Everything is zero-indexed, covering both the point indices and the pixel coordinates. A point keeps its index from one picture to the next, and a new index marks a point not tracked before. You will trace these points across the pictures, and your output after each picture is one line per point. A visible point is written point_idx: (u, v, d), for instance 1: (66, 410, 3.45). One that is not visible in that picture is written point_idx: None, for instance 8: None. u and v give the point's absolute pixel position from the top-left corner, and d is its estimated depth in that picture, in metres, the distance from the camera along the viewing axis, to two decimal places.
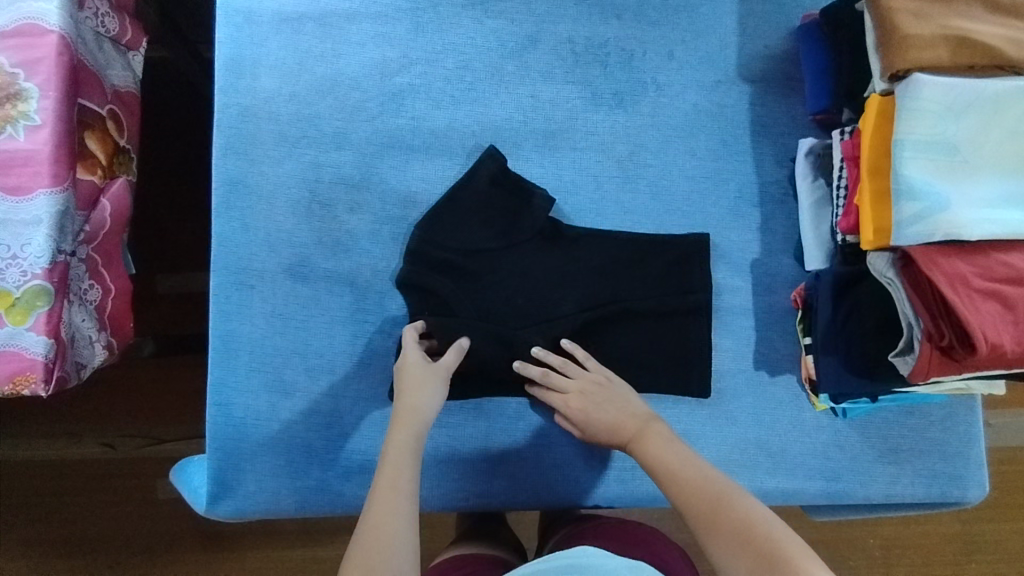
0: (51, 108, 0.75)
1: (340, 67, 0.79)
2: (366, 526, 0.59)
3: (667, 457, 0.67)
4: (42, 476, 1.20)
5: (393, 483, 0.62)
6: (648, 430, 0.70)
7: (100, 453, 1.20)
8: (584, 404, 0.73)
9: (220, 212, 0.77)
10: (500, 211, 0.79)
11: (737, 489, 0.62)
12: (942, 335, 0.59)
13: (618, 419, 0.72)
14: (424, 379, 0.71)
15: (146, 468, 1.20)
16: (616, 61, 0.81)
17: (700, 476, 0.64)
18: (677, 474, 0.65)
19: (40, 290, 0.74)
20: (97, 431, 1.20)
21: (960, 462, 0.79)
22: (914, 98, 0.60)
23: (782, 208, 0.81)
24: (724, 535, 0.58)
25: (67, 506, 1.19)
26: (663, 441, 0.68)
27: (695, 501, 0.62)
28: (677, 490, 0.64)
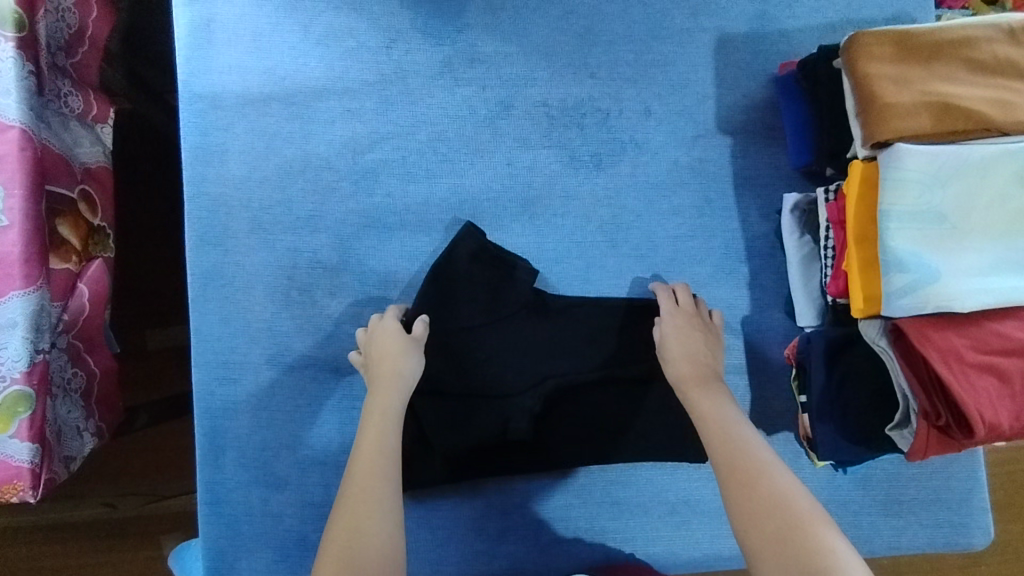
0: (18, 207, 0.72)
1: (311, 147, 0.77)
2: (346, 496, 0.62)
3: (720, 417, 0.67)
4: (42, 543, 1.19)
5: (379, 453, 0.65)
6: (708, 388, 0.70)
7: (100, 513, 1.19)
8: (676, 331, 0.73)
9: (198, 305, 0.75)
10: (483, 285, 0.77)
11: (786, 479, 0.61)
12: (939, 414, 0.58)
13: (695, 359, 0.72)
14: (403, 342, 0.71)
15: (149, 526, 1.20)
16: (592, 122, 0.79)
17: (746, 446, 0.64)
18: (729, 436, 0.65)
19: (20, 395, 0.72)
20: (95, 490, 1.19)
21: (965, 510, 0.78)
22: (899, 168, 0.59)
23: (771, 263, 0.79)
24: (751, 515, 0.58)
25: (72, 569, 1.19)
26: (720, 406, 0.68)
27: (735, 470, 0.62)
28: (721, 451, 0.64)
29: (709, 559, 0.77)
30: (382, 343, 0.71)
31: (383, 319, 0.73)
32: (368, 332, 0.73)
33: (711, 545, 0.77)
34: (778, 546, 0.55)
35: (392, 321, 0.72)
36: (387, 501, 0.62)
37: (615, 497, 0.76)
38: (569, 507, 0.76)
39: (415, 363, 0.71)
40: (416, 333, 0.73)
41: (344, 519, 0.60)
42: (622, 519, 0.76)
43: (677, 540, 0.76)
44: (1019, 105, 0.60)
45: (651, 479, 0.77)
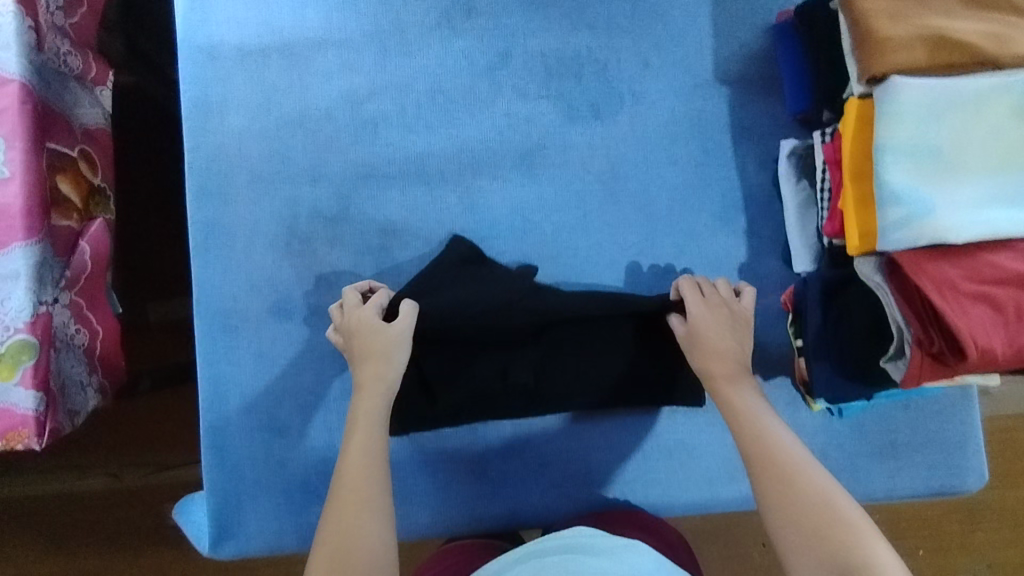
0: (19, 159, 0.73)
1: (309, 98, 0.77)
2: (335, 499, 0.61)
3: (752, 414, 0.66)
4: (48, 512, 1.20)
5: (365, 457, 0.63)
6: (737, 382, 0.69)
7: (105, 482, 1.21)
8: (701, 327, 0.71)
9: (199, 254, 0.76)
10: (469, 283, 0.75)
11: (819, 471, 0.61)
12: (933, 341, 0.59)
13: (724, 355, 0.70)
14: (391, 336, 0.69)
15: (154, 495, 1.21)
16: (590, 72, 0.79)
17: (780, 441, 0.63)
18: (762, 433, 0.64)
19: (24, 344, 0.73)
20: (101, 460, 1.21)
21: (960, 454, 0.79)
22: (894, 102, 0.60)
23: (768, 211, 0.80)
24: (787, 512, 0.58)
25: (78, 538, 1.20)
26: (751, 400, 0.67)
27: (770, 467, 0.61)
28: (754, 448, 0.63)
29: (705, 502, 0.79)
30: (362, 334, 0.69)
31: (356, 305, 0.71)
32: (346, 313, 0.71)
33: (707, 488, 0.78)
34: (815, 545, 0.56)
35: (373, 308, 0.70)
36: (378, 496, 0.61)
37: (612, 441, 0.78)
38: (568, 453, 0.78)
39: (401, 359, 0.70)
40: (404, 325, 0.70)
41: (334, 524, 0.59)
42: (620, 464, 0.78)
43: (673, 484, 0.78)
44: (1014, 40, 0.60)
45: (648, 424, 0.78)
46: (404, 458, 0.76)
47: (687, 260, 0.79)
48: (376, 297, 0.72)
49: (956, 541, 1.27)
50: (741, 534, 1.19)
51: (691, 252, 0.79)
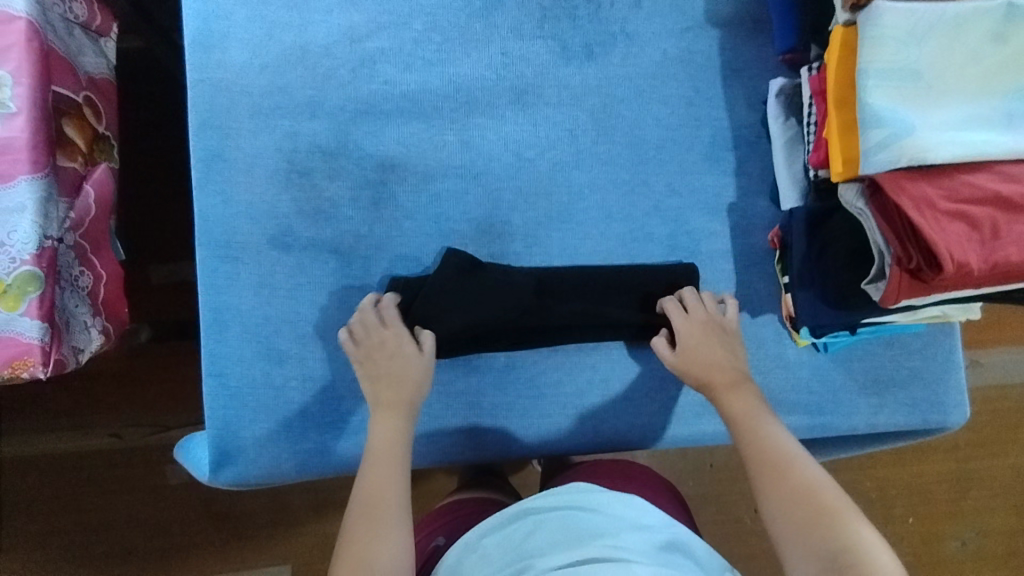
0: (25, 95, 0.74)
1: (309, 35, 0.79)
2: (358, 506, 0.66)
3: (748, 415, 0.70)
4: (49, 471, 1.21)
5: (393, 475, 0.68)
6: (737, 387, 0.72)
7: (107, 443, 1.21)
8: (693, 341, 0.75)
9: (201, 186, 0.78)
10: (474, 293, 0.77)
11: (809, 465, 0.64)
12: (911, 258, 0.61)
13: (718, 365, 0.74)
14: (414, 368, 0.74)
15: (153, 456, 1.21)
16: (584, 14, 0.81)
17: (775, 438, 0.67)
18: (758, 431, 0.68)
19: (30, 275, 0.74)
20: (102, 421, 1.21)
21: (941, 389, 0.81)
22: (876, 24, 0.61)
23: (757, 151, 0.82)
24: (781, 503, 0.62)
25: (78, 497, 1.21)
26: (750, 404, 0.70)
27: (763, 463, 0.65)
28: (749, 445, 0.67)
29: (693, 437, 0.81)
30: (388, 356, 0.74)
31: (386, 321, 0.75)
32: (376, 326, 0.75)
33: (694, 421, 0.80)
34: (807, 535, 0.59)
35: (402, 335, 0.75)
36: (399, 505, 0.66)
37: (603, 374, 0.80)
38: (560, 385, 0.80)
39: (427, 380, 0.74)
40: (425, 359, 0.74)
41: (360, 526, 0.64)
42: (611, 394, 0.80)
43: (661, 415, 0.81)
44: None
45: (638, 356, 0.81)
46: None
47: (677, 197, 0.81)
48: (391, 315, 0.75)
49: (945, 507, 1.29)
50: (734, 498, 1.22)
51: (681, 190, 0.81)
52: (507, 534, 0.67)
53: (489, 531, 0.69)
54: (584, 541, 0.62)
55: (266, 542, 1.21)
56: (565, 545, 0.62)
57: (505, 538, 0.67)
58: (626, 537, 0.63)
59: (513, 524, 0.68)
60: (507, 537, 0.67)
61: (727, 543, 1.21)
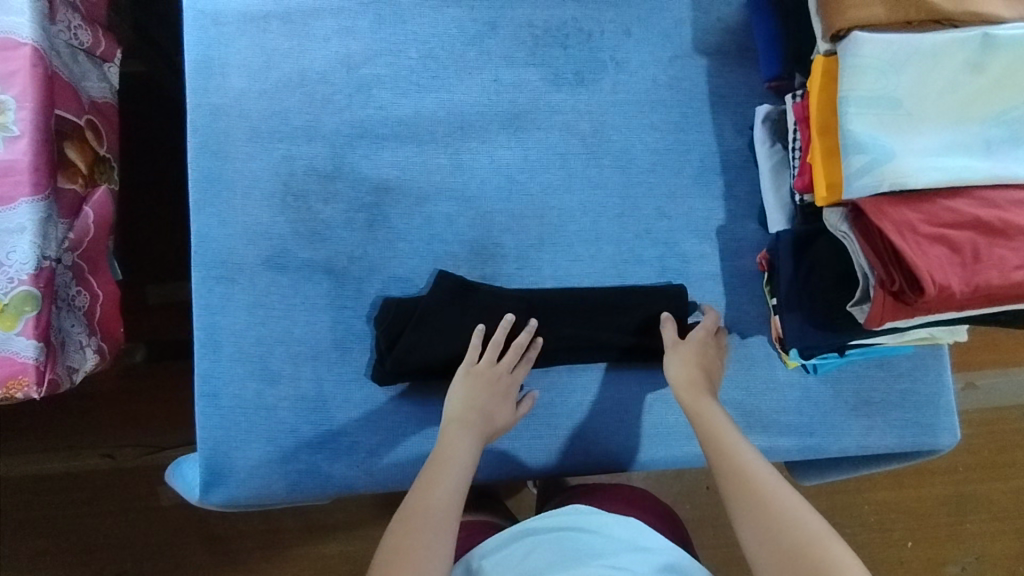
0: (27, 119, 0.76)
1: (307, 62, 0.81)
2: (406, 516, 0.63)
3: (720, 435, 0.68)
4: (40, 492, 1.20)
5: (454, 493, 0.66)
6: (705, 408, 0.71)
7: (99, 464, 1.21)
8: (692, 356, 0.75)
9: (198, 208, 0.79)
10: (464, 312, 0.79)
11: (783, 488, 0.62)
12: (894, 280, 0.62)
13: (698, 383, 0.73)
14: (503, 415, 0.74)
15: (146, 477, 1.21)
16: (575, 42, 0.83)
17: (748, 461, 0.65)
18: (730, 453, 0.66)
19: (27, 295, 0.75)
20: (95, 442, 1.21)
21: (932, 411, 0.82)
22: (856, 54, 0.63)
23: (745, 175, 0.83)
24: (759, 529, 0.60)
25: (69, 519, 1.20)
26: (721, 423, 0.69)
27: (736, 487, 0.63)
28: (721, 470, 0.65)
29: (683, 459, 0.81)
30: (492, 391, 0.75)
31: (510, 360, 0.76)
32: (504, 360, 0.76)
33: (685, 443, 0.81)
34: (786, 562, 0.57)
35: (512, 388, 0.76)
36: (451, 518, 0.64)
37: (593, 395, 0.81)
38: (551, 406, 0.80)
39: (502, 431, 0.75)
40: (512, 417, 0.75)
41: (403, 536, 0.61)
42: (601, 416, 0.80)
43: (652, 436, 0.81)
44: None
45: (629, 377, 0.81)
46: (391, 408, 0.79)
47: (667, 220, 0.82)
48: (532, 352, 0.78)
49: (945, 532, 1.28)
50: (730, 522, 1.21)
51: (671, 213, 0.82)
52: (506, 554, 0.67)
53: (488, 552, 0.69)
54: (582, 561, 0.62)
55: (258, 565, 1.20)
56: (562, 565, 0.62)
57: (503, 560, 0.67)
58: (624, 558, 0.63)
59: (511, 545, 0.68)
60: (504, 558, 0.67)
61: (724, 568, 1.20)
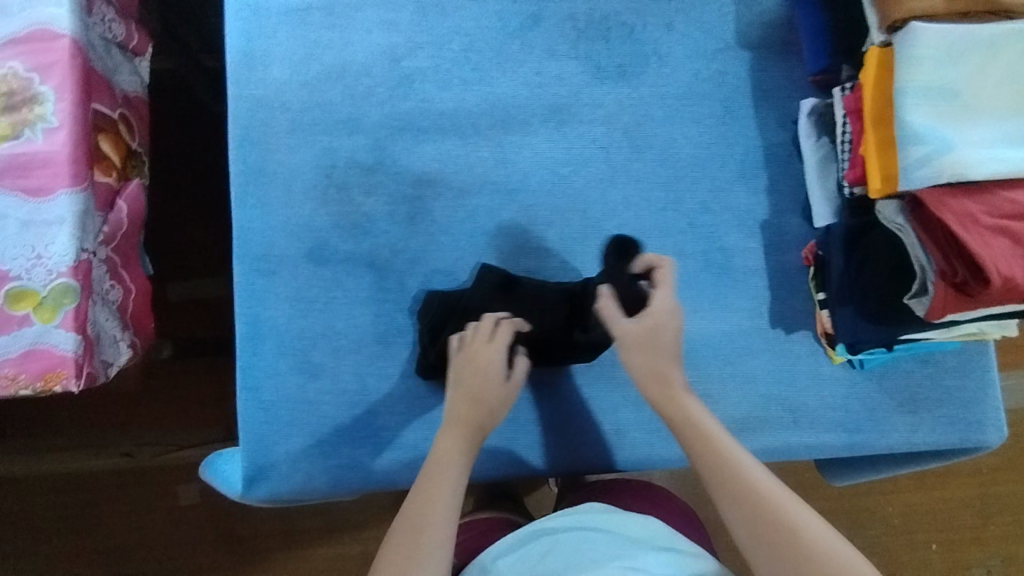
0: (67, 110, 0.75)
1: (350, 54, 0.80)
2: (401, 531, 0.60)
3: (697, 426, 0.64)
4: (61, 491, 1.19)
5: (448, 499, 0.62)
6: (685, 397, 0.66)
7: (119, 463, 1.20)
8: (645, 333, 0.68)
9: (240, 200, 0.78)
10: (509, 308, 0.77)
11: (768, 479, 0.60)
12: (956, 272, 0.61)
13: (659, 363, 0.67)
14: (491, 391, 0.69)
15: (166, 477, 1.20)
16: (617, 35, 0.83)
17: (729, 451, 0.62)
18: (711, 445, 0.62)
19: (65, 287, 0.74)
20: (115, 440, 1.20)
21: (978, 408, 0.81)
22: (913, 45, 0.63)
23: (788, 169, 0.83)
24: (755, 528, 0.57)
25: (89, 518, 1.19)
26: (696, 411, 0.65)
27: (723, 484, 0.60)
28: (705, 465, 0.62)
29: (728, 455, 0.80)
30: (472, 371, 0.69)
31: (496, 338, 0.71)
32: (491, 343, 0.71)
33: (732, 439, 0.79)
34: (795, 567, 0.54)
35: (498, 361, 0.70)
36: (448, 521, 0.60)
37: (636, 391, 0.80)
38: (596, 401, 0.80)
39: (494, 410, 0.69)
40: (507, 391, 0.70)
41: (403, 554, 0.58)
42: (644, 412, 0.80)
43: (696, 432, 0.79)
44: None
45: None
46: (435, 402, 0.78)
47: (710, 214, 0.82)
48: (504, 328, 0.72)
49: (969, 534, 1.27)
50: None
51: (713, 208, 0.82)
52: (522, 554, 0.66)
53: (502, 553, 0.68)
54: (600, 563, 0.61)
55: (281, 566, 1.19)
56: (580, 566, 0.61)
57: (520, 561, 0.65)
58: (644, 560, 0.62)
59: (528, 545, 0.67)
60: (522, 558, 0.65)
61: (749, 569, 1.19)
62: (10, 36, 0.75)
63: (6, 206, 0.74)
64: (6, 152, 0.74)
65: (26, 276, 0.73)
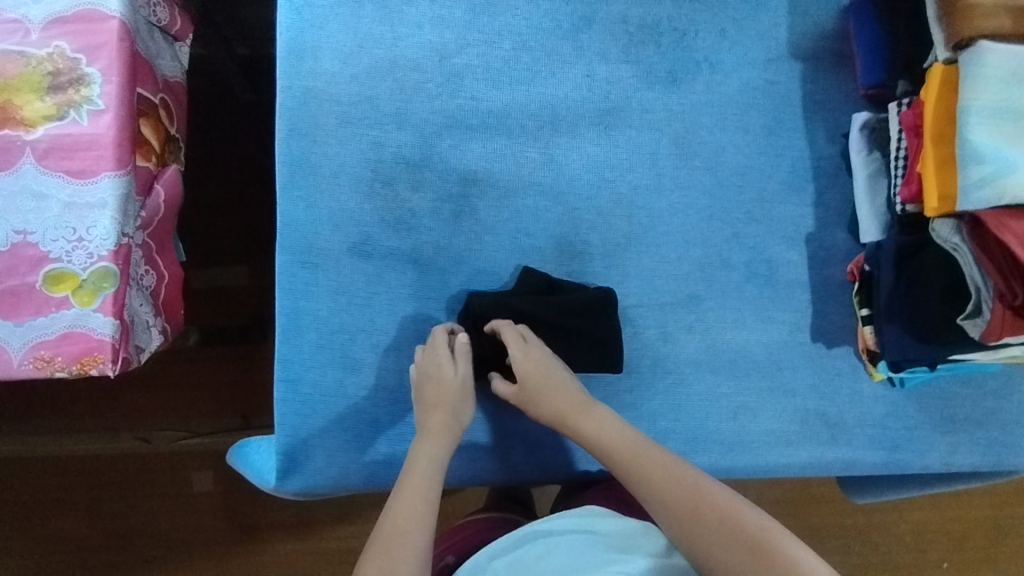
0: (115, 92, 0.70)
1: (400, 48, 0.80)
2: (382, 530, 0.61)
3: (618, 439, 0.67)
4: (77, 473, 1.19)
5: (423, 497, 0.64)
6: (590, 411, 0.70)
7: (135, 447, 1.19)
8: (532, 384, 0.71)
9: (284, 192, 0.78)
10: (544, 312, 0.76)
11: (694, 474, 0.63)
12: (1015, 294, 0.62)
13: (559, 407, 0.70)
14: (452, 392, 0.71)
15: (182, 463, 1.19)
16: (670, 41, 0.82)
17: (653, 458, 0.65)
18: (637, 455, 0.65)
19: (106, 271, 0.69)
20: (132, 425, 1.19)
21: (1017, 432, 0.80)
22: (980, 63, 0.62)
23: (836, 183, 0.82)
24: (690, 521, 0.60)
25: (103, 501, 1.19)
26: (609, 426, 0.68)
27: (655, 487, 0.63)
28: (636, 474, 0.64)
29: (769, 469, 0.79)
30: (428, 379, 0.71)
31: (439, 346, 0.73)
32: (436, 354, 0.72)
33: (770, 452, 0.78)
34: (736, 544, 0.57)
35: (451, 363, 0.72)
36: (426, 514, 0.62)
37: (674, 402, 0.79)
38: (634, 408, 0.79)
39: (460, 405, 0.71)
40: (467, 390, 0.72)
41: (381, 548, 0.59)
42: None
43: (733, 444, 0.78)
44: None
45: (712, 382, 0.79)
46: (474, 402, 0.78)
47: (756, 224, 0.81)
48: (444, 337, 0.74)
49: (981, 554, 1.26)
50: None
51: (759, 219, 0.81)
52: (518, 554, 0.63)
53: (499, 552, 0.65)
54: (598, 568, 0.59)
55: (292, 559, 1.18)
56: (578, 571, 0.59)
57: (514, 560, 0.63)
58: (638, 564, 0.60)
59: (522, 546, 0.64)
60: (518, 558, 0.63)
61: None
62: (57, 14, 0.70)
63: (47, 187, 0.69)
64: (49, 133, 0.69)
65: (65, 259, 0.69)
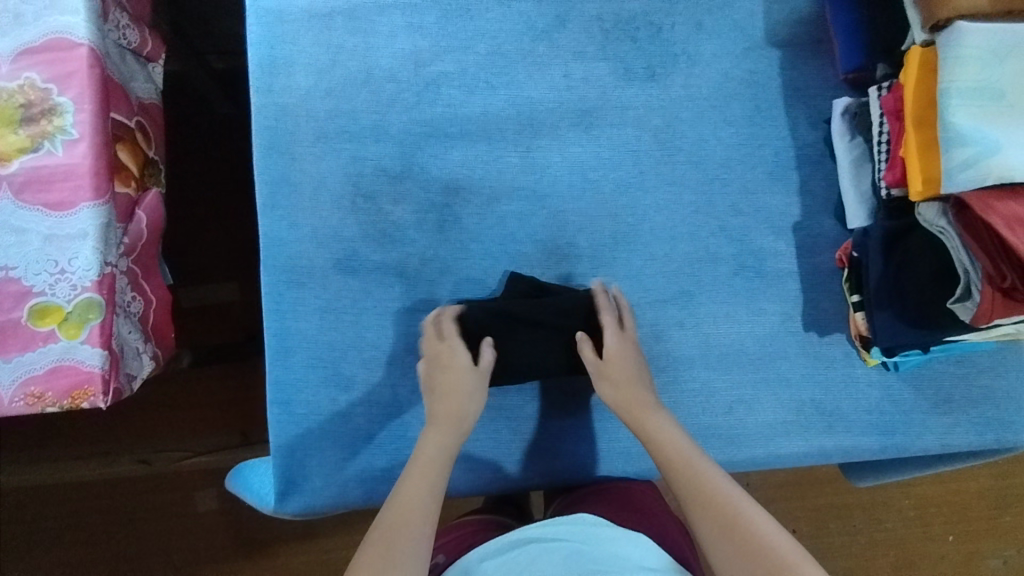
0: (87, 121, 0.69)
1: (373, 59, 0.79)
2: (382, 524, 0.62)
3: (677, 450, 0.68)
4: (79, 499, 1.18)
5: (425, 495, 0.65)
6: (655, 415, 0.71)
7: (135, 470, 1.19)
8: (614, 364, 0.73)
9: (267, 212, 0.77)
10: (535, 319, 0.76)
11: (745, 504, 0.62)
12: (1004, 277, 0.61)
13: (636, 393, 0.72)
14: (460, 383, 0.72)
15: (183, 484, 1.19)
16: (645, 36, 0.81)
17: (708, 480, 0.65)
18: (694, 471, 0.65)
19: (90, 302, 0.68)
20: (131, 448, 1.19)
21: (1013, 408, 0.80)
22: (958, 45, 0.62)
23: (821, 170, 0.82)
24: (733, 550, 0.59)
25: (107, 526, 1.18)
26: (668, 431, 0.69)
27: (705, 506, 0.63)
28: (687, 492, 0.65)
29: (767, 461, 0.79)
30: (443, 370, 0.73)
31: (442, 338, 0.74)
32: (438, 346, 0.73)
33: (769, 444, 0.78)
34: None
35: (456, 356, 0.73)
36: (427, 514, 0.63)
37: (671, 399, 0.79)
38: None
39: (466, 395, 0.72)
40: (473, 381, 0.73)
41: (379, 543, 0.60)
42: None
43: (730, 437, 0.78)
44: None
45: (707, 377, 0.79)
46: None
47: (742, 216, 0.81)
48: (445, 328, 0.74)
49: (986, 525, 1.26)
50: None
51: (745, 210, 0.81)
52: (509, 560, 0.63)
53: (488, 555, 0.65)
54: None
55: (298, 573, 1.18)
56: None
57: (504, 564, 0.63)
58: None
59: (513, 551, 0.64)
60: (507, 564, 0.63)
61: None
62: (25, 44, 0.69)
63: (26, 221, 0.68)
64: (24, 166, 0.68)
65: (48, 292, 0.68)
